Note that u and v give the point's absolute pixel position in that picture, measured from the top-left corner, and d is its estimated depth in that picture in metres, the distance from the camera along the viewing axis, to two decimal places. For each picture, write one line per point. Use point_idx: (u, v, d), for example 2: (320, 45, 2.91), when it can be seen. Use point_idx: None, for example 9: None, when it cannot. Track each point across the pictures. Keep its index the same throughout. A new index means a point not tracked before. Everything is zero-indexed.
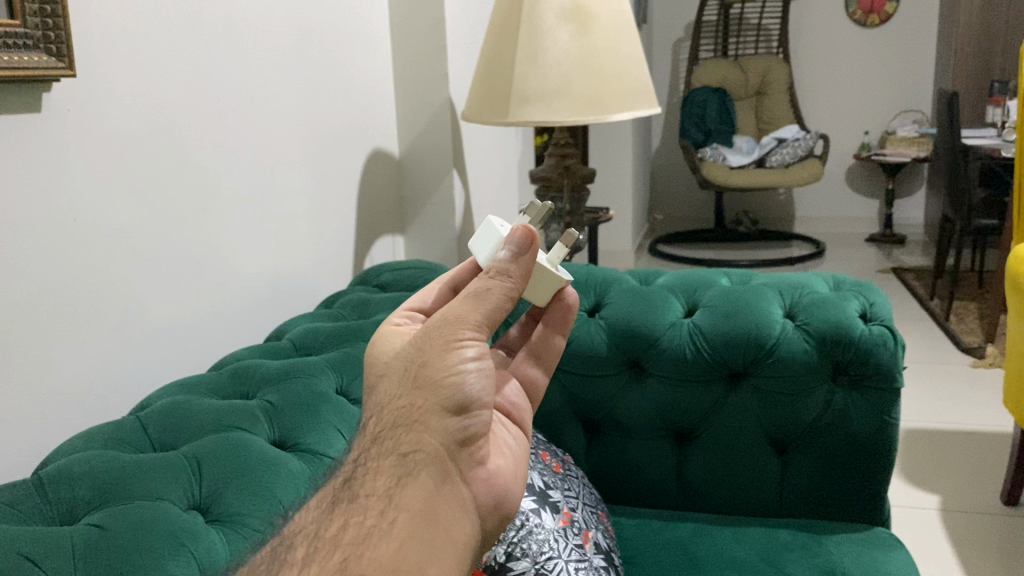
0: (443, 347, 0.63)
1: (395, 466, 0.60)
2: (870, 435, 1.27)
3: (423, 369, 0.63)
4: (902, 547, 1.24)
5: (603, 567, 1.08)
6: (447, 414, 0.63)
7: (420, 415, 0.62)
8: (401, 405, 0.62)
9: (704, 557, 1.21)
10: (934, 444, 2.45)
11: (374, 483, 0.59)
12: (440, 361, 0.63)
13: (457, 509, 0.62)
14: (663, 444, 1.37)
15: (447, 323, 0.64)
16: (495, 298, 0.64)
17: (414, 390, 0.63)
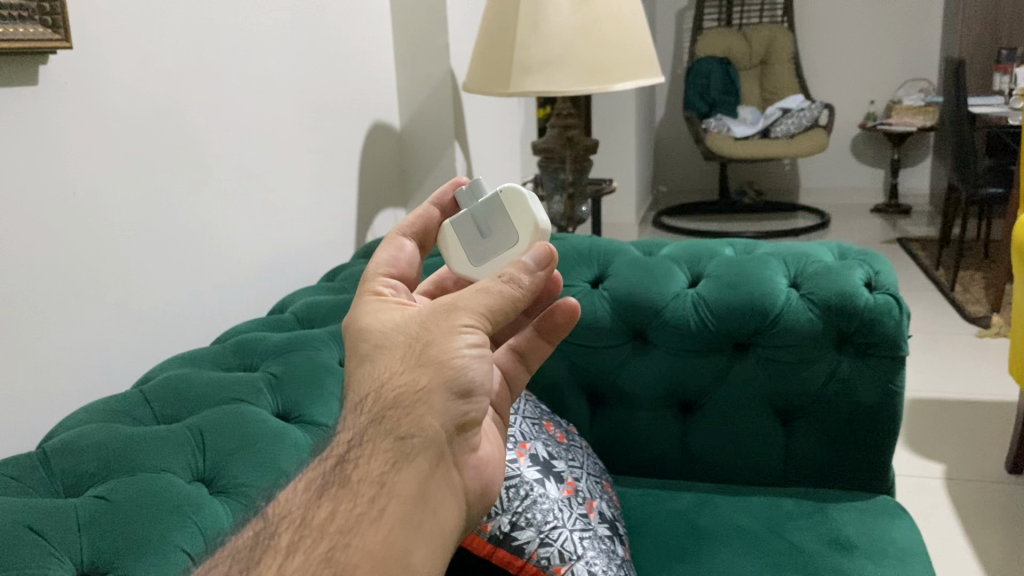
0: (446, 332, 0.63)
1: (390, 449, 0.60)
2: (875, 403, 1.27)
3: (428, 349, 0.62)
4: (906, 515, 1.24)
5: (608, 536, 1.07)
6: (451, 396, 0.62)
7: (424, 394, 0.61)
8: (403, 382, 0.62)
9: (709, 528, 1.21)
10: (939, 412, 2.45)
11: (367, 469, 0.59)
12: (444, 344, 0.62)
13: (445, 491, 0.63)
14: (667, 416, 1.37)
15: (453, 307, 0.63)
16: (502, 298, 0.64)
17: (418, 368, 0.62)
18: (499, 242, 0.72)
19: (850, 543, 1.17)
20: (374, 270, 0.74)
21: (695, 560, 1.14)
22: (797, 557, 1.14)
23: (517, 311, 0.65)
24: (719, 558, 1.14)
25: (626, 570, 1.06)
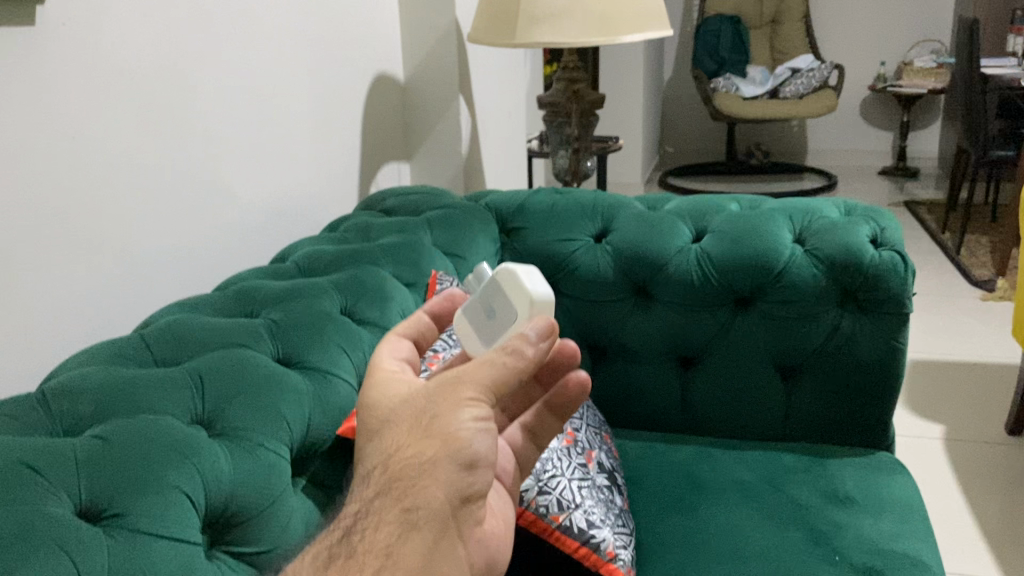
0: (451, 404, 0.63)
1: (396, 523, 0.59)
2: (877, 360, 1.26)
3: (434, 421, 0.62)
4: (905, 472, 1.24)
5: (606, 486, 1.08)
6: (457, 467, 0.62)
7: (428, 467, 0.61)
8: (408, 454, 0.61)
9: (709, 481, 1.21)
10: (941, 375, 2.45)
11: (372, 539, 0.58)
12: (448, 418, 0.62)
13: (452, 565, 0.62)
14: (668, 371, 1.37)
15: (458, 382, 0.63)
16: (503, 370, 0.61)
17: (423, 439, 0.62)
18: (501, 325, 0.67)
19: (849, 498, 1.17)
20: (382, 351, 0.74)
21: (695, 512, 1.14)
22: (796, 511, 1.14)
23: (521, 383, 0.63)
24: (718, 511, 1.14)
25: (625, 520, 1.07)
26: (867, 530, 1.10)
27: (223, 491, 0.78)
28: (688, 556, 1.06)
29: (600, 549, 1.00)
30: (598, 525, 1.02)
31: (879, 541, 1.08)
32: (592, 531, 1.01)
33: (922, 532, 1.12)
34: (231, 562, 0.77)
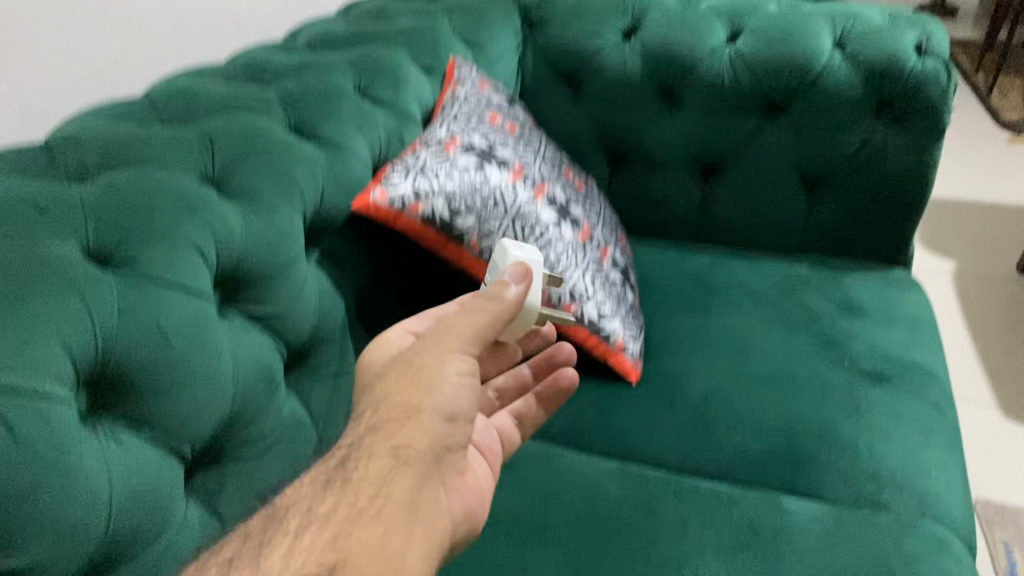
0: (438, 352, 0.69)
1: (387, 458, 0.63)
2: (905, 173, 1.23)
3: (421, 371, 0.68)
4: (920, 289, 1.23)
5: (619, 282, 1.07)
6: (441, 420, 0.68)
7: (415, 413, 0.66)
8: (399, 400, 0.67)
9: (721, 285, 1.20)
10: (957, 213, 2.41)
11: (367, 470, 0.62)
12: (435, 369, 0.68)
13: (433, 505, 0.66)
14: (688, 178, 1.33)
15: (447, 331, 0.69)
16: (488, 317, 0.68)
17: (410, 388, 0.67)
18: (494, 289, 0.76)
19: (861, 309, 1.16)
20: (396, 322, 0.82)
21: (705, 313, 1.14)
22: (807, 318, 1.13)
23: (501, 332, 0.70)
24: (729, 314, 1.14)
25: (635, 314, 1.07)
26: (877, 339, 1.10)
27: (234, 252, 0.77)
28: (696, 353, 1.07)
29: (609, 340, 1.01)
30: (609, 318, 1.02)
31: (888, 350, 1.08)
32: (602, 323, 1.01)
33: (930, 346, 1.12)
34: (242, 322, 0.79)
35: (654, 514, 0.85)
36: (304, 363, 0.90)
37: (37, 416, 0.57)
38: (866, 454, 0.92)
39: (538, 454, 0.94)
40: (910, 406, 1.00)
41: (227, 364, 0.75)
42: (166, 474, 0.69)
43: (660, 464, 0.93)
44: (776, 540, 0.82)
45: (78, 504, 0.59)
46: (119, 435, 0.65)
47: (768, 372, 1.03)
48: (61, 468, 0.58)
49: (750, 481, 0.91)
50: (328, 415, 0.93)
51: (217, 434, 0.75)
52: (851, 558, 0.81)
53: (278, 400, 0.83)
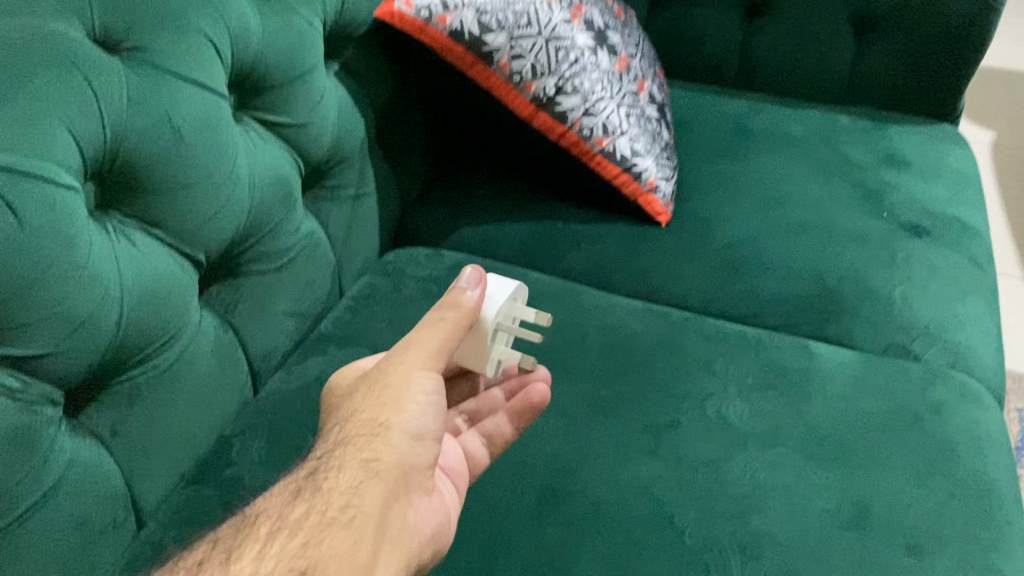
0: (400, 372, 0.57)
1: (355, 471, 0.53)
2: (966, 18, 1.13)
3: (384, 386, 0.56)
4: (966, 146, 1.17)
5: (655, 119, 1.00)
6: (409, 436, 0.56)
7: (383, 429, 0.55)
8: (366, 414, 0.56)
9: (758, 131, 1.15)
10: (1003, 82, 2.31)
11: (334, 481, 0.53)
12: (399, 382, 0.56)
13: (403, 526, 0.55)
14: (730, 18, 1.25)
15: (407, 344, 0.58)
16: (449, 328, 0.59)
17: (374, 403, 0.56)
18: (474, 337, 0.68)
19: (904, 162, 1.11)
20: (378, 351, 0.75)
21: (741, 158, 1.09)
22: (847, 167, 1.08)
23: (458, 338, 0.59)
24: (766, 160, 1.09)
25: (669, 154, 1.01)
26: (918, 193, 1.05)
27: (251, 53, 0.71)
28: (729, 197, 1.02)
29: (639, 179, 0.96)
30: (642, 155, 0.96)
31: (929, 204, 1.04)
32: (635, 161, 0.95)
33: (974, 203, 1.07)
34: (259, 130, 0.75)
35: (678, 352, 0.83)
36: (324, 182, 0.87)
37: (43, 201, 0.54)
38: (899, 304, 0.89)
39: (561, 289, 0.91)
40: (948, 260, 0.96)
41: (242, 171, 0.71)
42: (179, 278, 0.67)
43: (686, 305, 0.91)
44: (803, 381, 0.80)
45: (88, 296, 0.57)
46: (130, 232, 0.62)
47: (803, 219, 0.99)
48: (69, 258, 0.56)
49: (777, 326, 0.89)
50: (347, 239, 0.91)
51: (232, 245, 0.73)
52: (881, 402, 0.78)
53: (295, 216, 0.80)
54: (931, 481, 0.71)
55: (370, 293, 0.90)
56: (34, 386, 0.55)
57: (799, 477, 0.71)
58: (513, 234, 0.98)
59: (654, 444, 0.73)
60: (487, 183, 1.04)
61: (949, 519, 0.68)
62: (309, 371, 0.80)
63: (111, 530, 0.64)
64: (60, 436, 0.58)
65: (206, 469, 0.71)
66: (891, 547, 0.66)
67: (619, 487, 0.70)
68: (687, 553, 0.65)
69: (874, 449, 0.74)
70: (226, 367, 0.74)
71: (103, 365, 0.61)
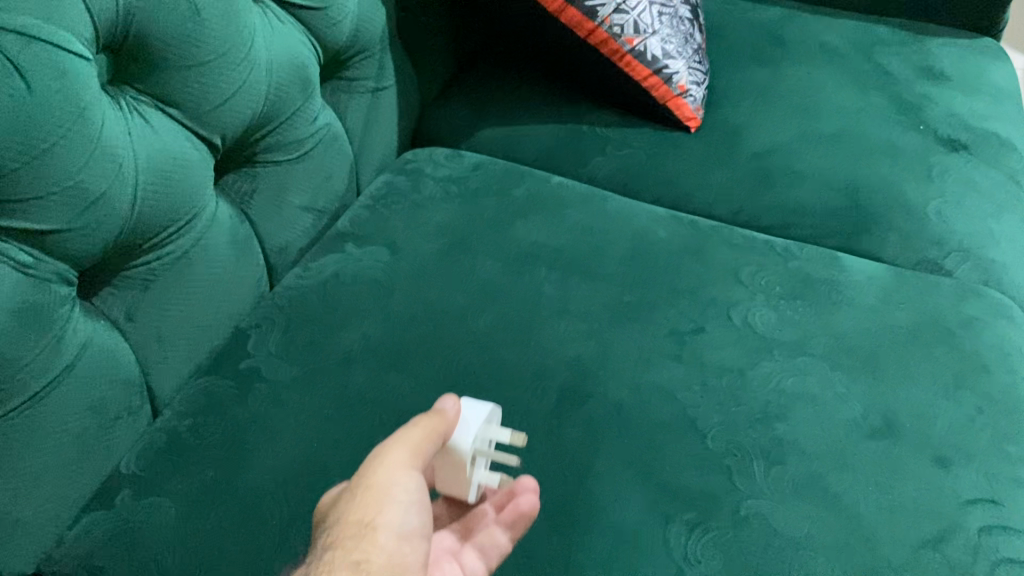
0: (381, 463, 0.45)
1: None
2: None
3: (364, 479, 0.45)
4: (1008, 61, 1.13)
5: (688, 20, 0.96)
6: (403, 529, 0.44)
7: (371, 528, 0.43)
8: (347, 517, 0.43)
9: (792, 39, 1.10)
10: None
11: None
12: (381, 474, 0.45)
13: None
14: None
15: (377, 453, 0.46)
16: (426, 431, 0.48)
17: (358, 498, 0.44)
18: None
19: (943, 76, 1.07)
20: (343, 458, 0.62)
21: (774, 67, 1.05)
22: (884, 79, 1.04)
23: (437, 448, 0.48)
24: (800, 68, 1.05)
25: (701, 58, 0.97)
26: (957, 107, 1.01)
27: None
28: (761, 105, 0.99)
29: (670, 82, 0.92)
30: (673, 57, 0.92)
31: (968, 119, 1.00)
32: (666, 62, 0.92)
33: (1013, 120, 1.03)
34: (278, 13, 0.71)
35: (705, 260, 0.81)
36: (343, 73, 0.83)
37: (54, 69, 0.51)
38: (933, 219, 0.87)
39: (584, 193, 0.88)
40: (985, 176, 0.93)
41: (260, 54, 0.68)
42: (195, 162, 0.64)
43: (712, 214, 0.89)
44: (831, 292, 0.78)
45: (102, 172, 0.55)
46: (145, 110, 0.60)
47: (837, 130, 0.96)
48: (83, 132, 0.53)
49: (805, 238, 0.86)
50: (365, 135, 0.88)
51: (250, 132, 0.70)
52: (911, 315, 0.76)
53: (313, 107, 0.77)
54: (960, 395, 0.70)
55: (389, 191, 0.87)
56: (46, 264, 0.54)
57: (825, 385, 0.69)
58: (536, 136, 0.95)
59: (678, 349, 0.72)
60: (510, 84, 1.01)
61: (977, 433, 0.67)
62: (325, 266, 0.78)
63: (126, 416, 0.63)
64: (74, 317, 0.57)
65: (221, 359, 0.70)
66: (916, 457, 0.65)
67: (642, 390, 0.68)
68: (709, 456, 0.64)
69: (903, 362, 0.72)
70: (242, 258, 0.72)
71: (117, 246, 0.59)
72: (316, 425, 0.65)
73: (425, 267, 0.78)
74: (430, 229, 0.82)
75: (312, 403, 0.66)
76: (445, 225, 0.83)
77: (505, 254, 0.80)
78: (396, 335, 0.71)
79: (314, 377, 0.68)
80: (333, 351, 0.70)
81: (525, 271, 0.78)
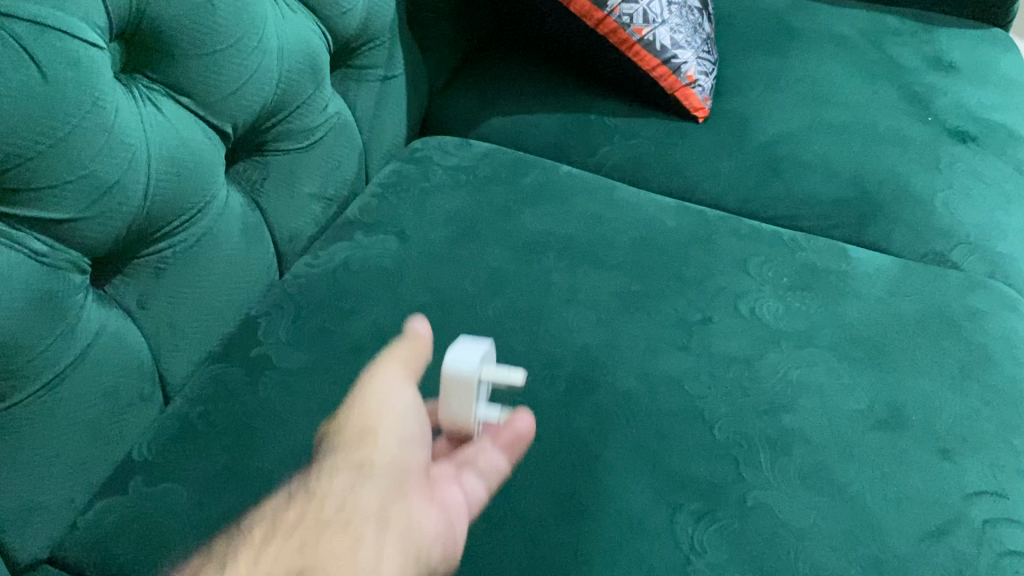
0: (367, 394, 0.60)
1: (308, 520, 0.52)
2: None
3: (349, 415, 0.60)
4: (1017, 52, 1.12)
5: (697, 9, 0.96)
6: (359, 439, 0.56)
7: (371, 434, 0.55)
8: (324, 460, 0.58)
9: (801, 28, 1.10)
10: None
11: (315, 500, 0.54)
12: (365, 403, 0.59)
13: (368, 548, 0.49)
14: None
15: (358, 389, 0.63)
16: (410, 352, 0.64)
17: (325, 457, 0.58)
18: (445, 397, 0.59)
19: (952, 66, 1.06)
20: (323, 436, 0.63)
21: (783, 55, 1.05)
22: (893, 69, 1.04)
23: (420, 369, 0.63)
24: (809, 58, 1.04)
25: (710, 48, 0.97)
26: (966, 98, 1.01)
27: None
28: (770, 95, 0.99)
29: (679, 72, 0.92)
30: (682, 47, 0.92)
31: (977, 110, 1.00)
32: (675, 52, 0.91)
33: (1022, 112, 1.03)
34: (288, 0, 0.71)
35: (714, 250, 0.81)
36: (352, 61, 0.83)
37: (68, 57, 0.51)
38: (941, 210, 0.87)
39: (593, 182, 0.89)
40: (993, 168, 0.93)
41: (272, 42, 0.68)
42: (207, 151, 0.65)
43: (721, 203, 0.89)
44: (839, 283, 0.78)
45: (116, 160, 0.55)
46: (157, 98, 0.60)
47: (846, 120, 0.96)
48: (97, 120, 0.53)
49: (813, 228, 0.87)
50: (374, 123, 0.88)
51: (260, 120, 0.70)
52: (918, 306, 0.77)
53: (323, 95, 0.77)
54: (966, 386, 0.70)
55: (398, 179, 0.87)
56: (61, 252, 0.54)
57: (832, 376, 0.70)
58: (545, 125, 0.96)
59: (686, 339, 0.72)
60: (518, 73, 1.01)
61: (982, 424, 0.67)
62: (335, 254, 0.78)
63: (139, 403, 0.64)
64: (88, 304, 0.57)
65: (231, 346, 0.70)
66: (922, 447, 0.65)
67: (650, 379, 0.69)
68: (717, 446, 0.64)
69: (910, 352, 0.72)
70: (253, 245, 0.73)
71: (130, 235, 0.59)
72: (327, 412, 0.65)
73: (435, 255, 0.78)
74: (439, 217, 0.83)
75: (322, 390, 0.67)
76: (454, 214, 0.83)
77: (514, 243, 0.80)
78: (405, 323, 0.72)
79: (324, 365, 0.68)
80: (343, 339, 0.70)
81: (534, 260, 0.78)
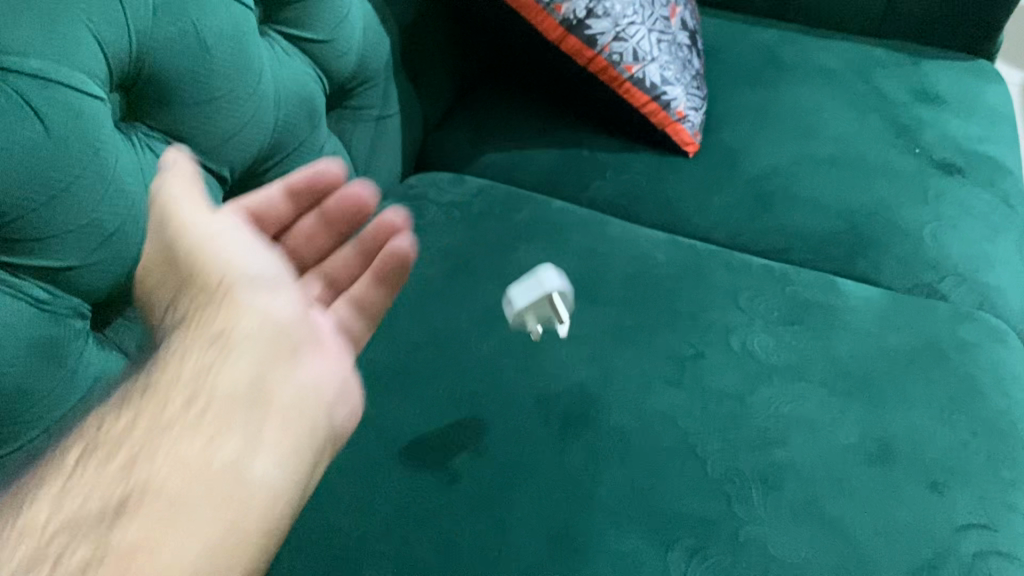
0: (200, 249, 0.56)
1: (182, 374, 0.53)
2: None
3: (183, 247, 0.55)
4: (1002, 83, 1.14)
5: (686, 46, 0.98)
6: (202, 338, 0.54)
7: (221, 333, 0.55)
8: (172, 295, 0.56)
9: (790, 61, 1.12)
10: None
11: (175, 371, 0.53)
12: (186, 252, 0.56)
13: (207, 507, 0.49)
14: None
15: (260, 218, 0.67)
16: (277, 211, 0.68)
17: (176, 284, 0.56)
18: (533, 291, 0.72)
19: (939, 98, 1.08)
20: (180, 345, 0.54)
21: (772, 89, 1.06)
22: (880, 101, 1.06)
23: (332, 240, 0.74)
24: (798, 91, 1.06)
25: (699, 83, 0.98)
26: (952, 130, 1.03)
27: None
28: (759, 129, 1.00)
29: (668, 108, 0.93)
30: (672, 84, 0.94)
31: (963, 142, 1.01)
32: (664, 89, 0.93)
33: (1008, 143, 1.04)
34: (284, 45, 0.73)
35: (705, 284, 0.82)
36: (347, 102, 0.85)
37: (70, 109, 0.52)
38: (929, 242, 0.88)
39: (585, 217, 0.90)
40: (979, 199, 0.94)
41: (269, 87, 0.69)
42: (205, 195, 0.66)
43: (712, 237, 0.90)
44: (829, 316, 0.79)
45: (116, 208, 0.56)
46: (156, 146, 0.61)
47: (834, 153, 0.97)
48: (98, 170, 0.55)
49: (803, 261, 0.88)
50: (370, 161, 0.90)
51: (257, 163, 0.72)
52: (907, 339, 0.78)
53: (319, 136, 0.79)
54: (955, 419, 0.71)
55: None
56: (62, 298, 0.55)
57: (822, 410, 0.71)
58: (538, 160, 0.97)
59: (679, 374, 0.73)
60: (512, 108, 1.02)
61: (971, 456, 0.68)
62: None
63: None
64: (88, 349, 0.58)
65: None
66: (912, 481, 0.66)
67: (643, 415, 0.69)
68: (709, 483, 0.65)
69: (899, 385, 0.73)
70: None
71: (130, 280, 0.60)
72: None
73: (430, 292, 0.79)
74: (434, 253, 0.84)
75: None
76: (449, 250, 0.84)
77: (508, 278, 0.81)
78: (401, 361, 0.73)
79: None
80: None
81: None
